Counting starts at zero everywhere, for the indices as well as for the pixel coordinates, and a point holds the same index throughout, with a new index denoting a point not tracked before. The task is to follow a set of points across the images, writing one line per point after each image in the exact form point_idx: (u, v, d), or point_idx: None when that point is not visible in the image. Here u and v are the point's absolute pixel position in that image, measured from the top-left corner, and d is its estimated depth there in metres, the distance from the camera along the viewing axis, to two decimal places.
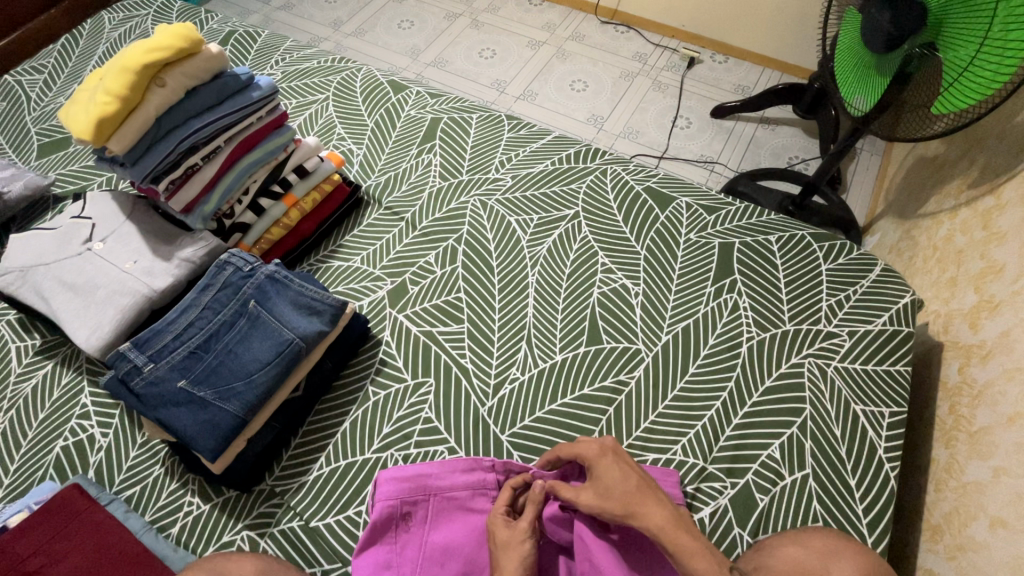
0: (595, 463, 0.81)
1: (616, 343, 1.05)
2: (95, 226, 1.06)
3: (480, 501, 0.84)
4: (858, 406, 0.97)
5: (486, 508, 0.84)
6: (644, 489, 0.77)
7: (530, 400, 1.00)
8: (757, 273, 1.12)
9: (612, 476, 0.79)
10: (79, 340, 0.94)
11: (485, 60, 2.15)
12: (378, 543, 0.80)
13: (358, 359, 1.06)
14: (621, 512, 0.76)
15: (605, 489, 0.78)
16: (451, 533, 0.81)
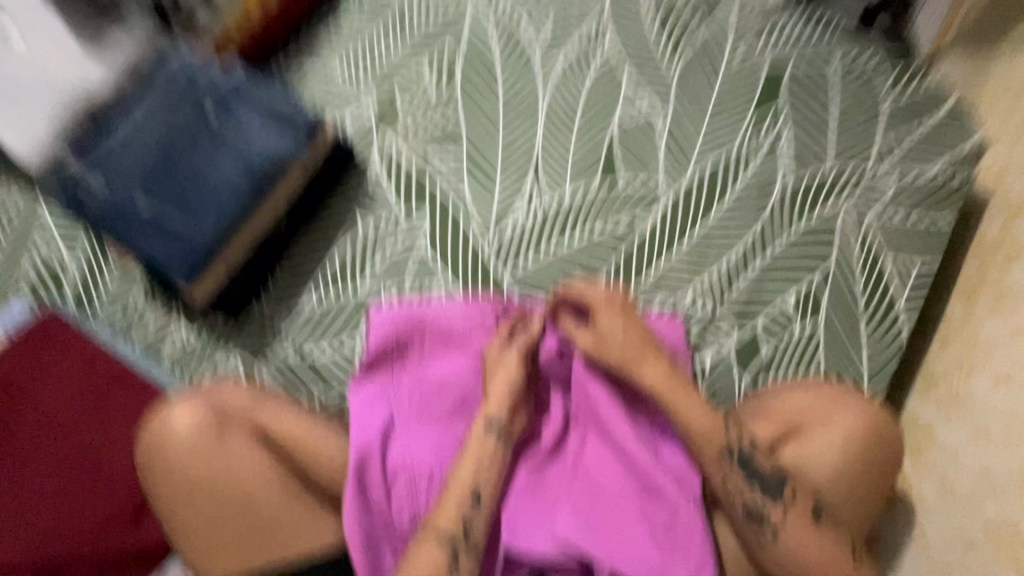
0: (600, 311, 0.75)
1: (634, 183, 0.94)
2: (11, 17, 0.89)
3: (476, 338, 0.81)
4: (886, 260, 0.90)
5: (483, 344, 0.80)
6: (648, 340, 0.73)
7: (534, 241, 0.92)
8: (804, 109, 0.97)
9: (614, 327, 0.73)
10: (33, 160, 0.86)
11: None
12: (374, 374, 0.78)
13: (345, 188, 0.94)
14: (620, 361, 0.73)
15: (605, 338, 0.73)
16: (446, 367, 0.78)
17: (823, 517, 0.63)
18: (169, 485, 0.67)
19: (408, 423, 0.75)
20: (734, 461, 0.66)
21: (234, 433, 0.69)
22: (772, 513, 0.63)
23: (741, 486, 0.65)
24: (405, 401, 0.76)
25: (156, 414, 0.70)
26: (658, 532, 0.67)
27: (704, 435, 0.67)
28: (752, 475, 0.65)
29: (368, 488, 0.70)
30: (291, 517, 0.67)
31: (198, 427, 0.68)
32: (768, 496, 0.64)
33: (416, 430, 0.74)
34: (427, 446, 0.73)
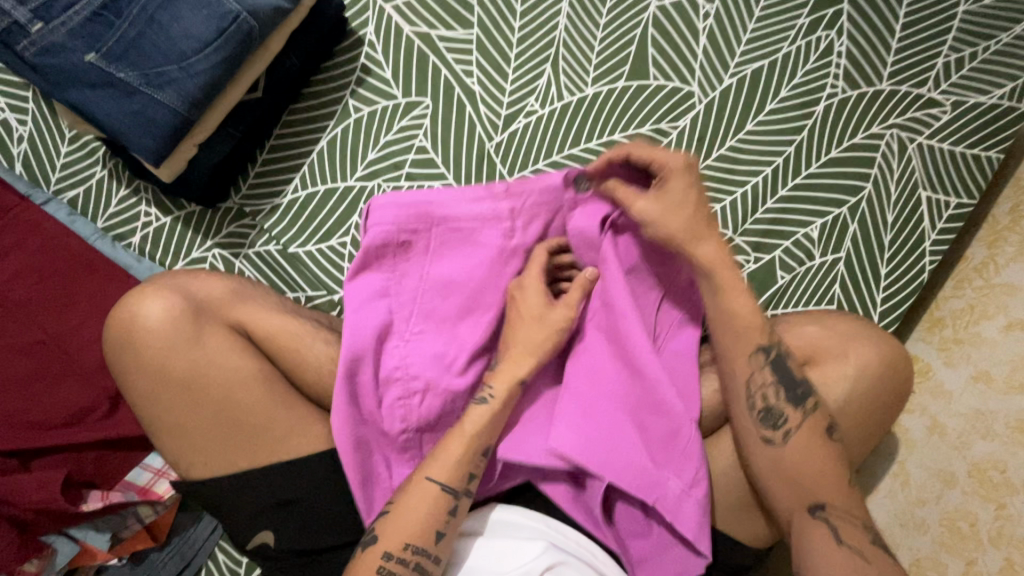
0: (671, 176, 0.65)
1: (663, 82, 0.83)
2: None
3: (490, 234, 0.70)
4: (924, 192, 0.83)
5: (496, 239, 0.70)
6: (707, 216, 0.66)
7: (546, 140, 0.82)
8: (872, 7, 0.83)
9: (684, 195, 0.66)
10: None
11: None
12: (369, 270, 0.69)
13: (335, 62, 0.82)
14: (676, 240, 0.66)
15: (671, 206, 0.65)
16: (453, 265, 0.69)
17: (834, 433, 0.65)
18: (143, 376, 0.63)
19: (409, 324, 0.69)
20: (768, 358, 0.65)
21: (213, 330, 0.64)
22: (790, 416, 0.64)
23: (768, 384, 0.65)
24: (407, 300, 0.69)
25: (124, 304, 0.63)
26: (655, 446, 0.67)
27: (741, 326, 0.66)
28: (782, 373, 0.65)
29: (359, 388, 0.67)
30: (278, 418, 0.64)
31: (174, 319, 0.62)
32: (791, 399, 0.65)
33: (417, 332, 0.68)
34: (428, 347, 0.68)
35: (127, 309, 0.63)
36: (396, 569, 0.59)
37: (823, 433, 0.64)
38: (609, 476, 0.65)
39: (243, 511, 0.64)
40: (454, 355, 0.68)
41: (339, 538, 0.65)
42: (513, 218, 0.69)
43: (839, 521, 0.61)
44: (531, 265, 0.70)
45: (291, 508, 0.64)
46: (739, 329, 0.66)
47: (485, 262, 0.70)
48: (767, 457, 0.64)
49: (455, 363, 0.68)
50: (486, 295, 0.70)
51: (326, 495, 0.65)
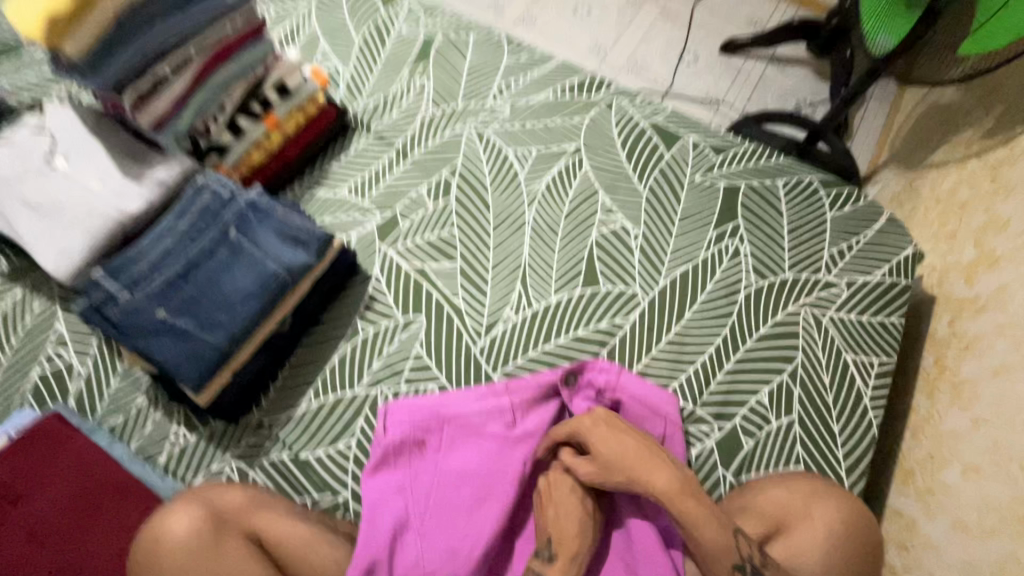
0: (590, 433, 0.82)
1: (611, 287, 1.03)
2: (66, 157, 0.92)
3: (493, 426, 0.87)
4: (849, 355, 0.97)
5: (499, 432, 0.86)
6: (644, 453, 0.79)
7: (523, 339, 0.99)
8: (762, 221, 1.09)
9: (610, 448, 0.80)
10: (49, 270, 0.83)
11: (580, 18, 2.34)
12: (387, 467, 0.85)
13: (347, 293, 1.02)
14: (625, 481, 0.78)
15: (606, 462, 0.79)
16: (463, 458, 0.84)
17: None
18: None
19: (422, 517, 0.80)
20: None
21: (230, 540, 0.69)
22: None
23: None
24: (421, 492, 0.82)
25: (153, 522, 0.70)
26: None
27: (716, 550, 0.72)
28: None
29: None
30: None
31: (198, 532, 0.68)
32: None
33: (431, 526, 0.79)
34: (442, 537, 0.78)
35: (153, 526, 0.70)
36: None
37: None
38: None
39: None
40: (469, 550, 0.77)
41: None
42: (514, 413, 0.88)
43: None
44: (553, 484, 0.82)
45: None
46: (711, 556, 0.72)
47: (490, 453, 0.84)
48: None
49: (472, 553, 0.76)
50: (495, 485, 0.81)
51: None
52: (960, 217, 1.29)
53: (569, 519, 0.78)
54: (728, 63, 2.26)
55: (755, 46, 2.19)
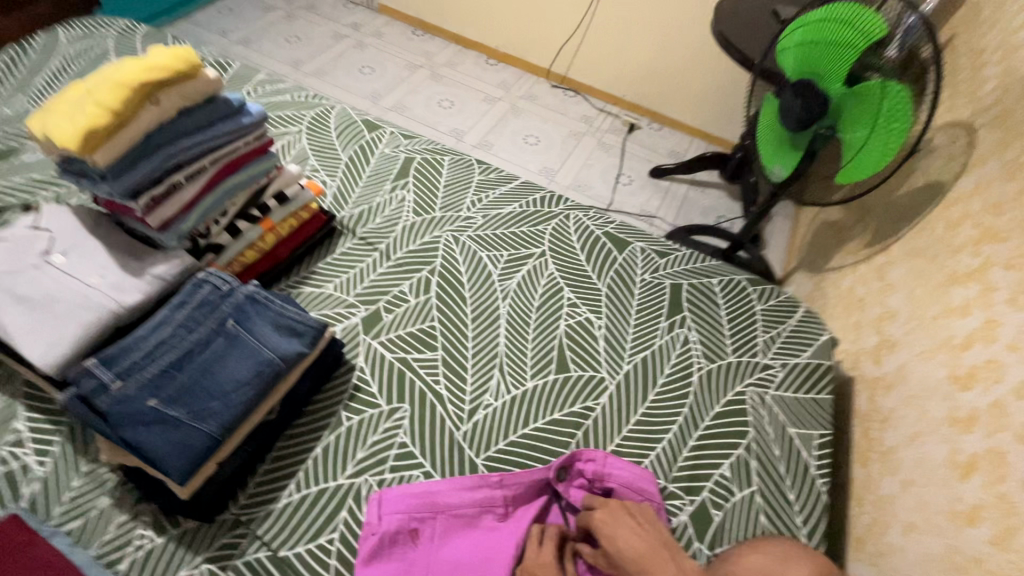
0: (608, 525, 0.86)
1: (582, 372, 1.13)
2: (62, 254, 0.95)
3: (486, 517, 0.92)
4: (791, 428, 1.10)
5: (492, 524, 0.92)
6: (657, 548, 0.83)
7: (503, 424, 1.05)
8: (704, 312, 1.26)
9: (627, 539, 0.83)
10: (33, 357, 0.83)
11: (530, 146, 2.70)
12: (381, 558, 0.86)
13: (332, 384, 1.05)
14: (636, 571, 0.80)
15: (621, 554, 0.82)
16: (456, 549, 0.88)
17: None
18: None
19: None
20: None
21: None
22: None
23: None
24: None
25: None
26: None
27: None
28: None
29: None
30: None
31: None
32: None
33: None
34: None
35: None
36: None
37: None
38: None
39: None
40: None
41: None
42: (505, 505, 0.94)
43: None
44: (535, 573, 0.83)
45: None
46: None
47: (483, 545, 0.89)
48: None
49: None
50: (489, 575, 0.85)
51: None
52: (860, 309, 1.53)
53: None
54: (658, 186, 2.64)
55: (678, 172, 2.59)
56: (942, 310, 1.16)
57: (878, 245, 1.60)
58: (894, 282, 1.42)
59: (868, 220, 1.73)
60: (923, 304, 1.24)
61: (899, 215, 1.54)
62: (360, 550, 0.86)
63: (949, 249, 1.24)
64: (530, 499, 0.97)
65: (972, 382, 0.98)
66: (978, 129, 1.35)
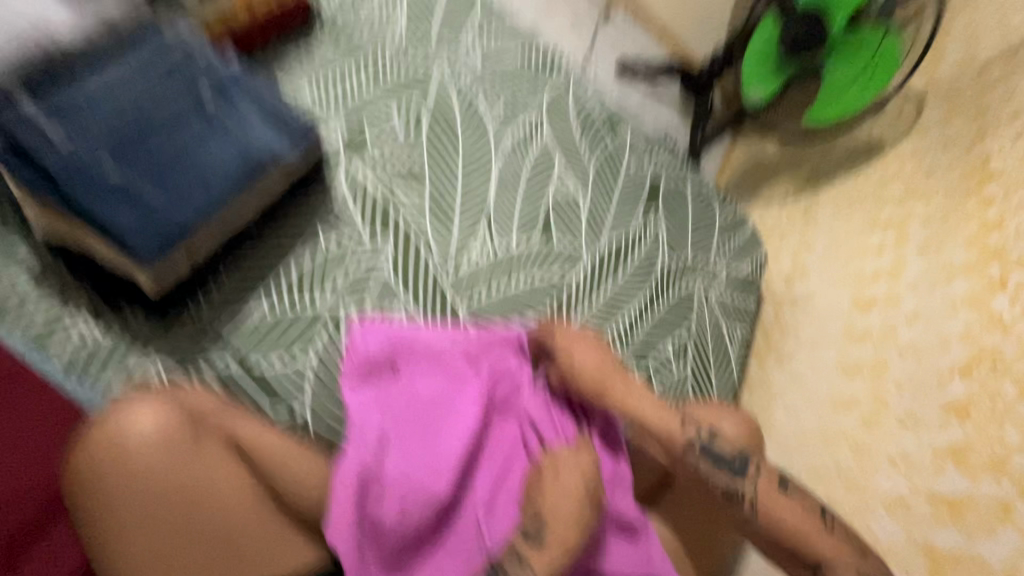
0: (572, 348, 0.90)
1: (563, 242, 1.14)
2: None
3: (461, 359, 0.90)
4: (723, 323, 1.26)
5: (464, 366, 0.90)
6: (607, 366, 0.89)
7: (485, 276, 1.04)
8: (675, 211, 1.32)
9: (586, 357, 0.89)
10: None
11: None
12: (363, 382, 0.85)
13: (311, 202, 0.97)
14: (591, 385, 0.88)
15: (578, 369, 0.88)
16: (431, 385, 0.87)
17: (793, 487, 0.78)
18: (121, 519, 0.66)
19: (398, 437, 0.83)
20: (700, 450, 0.82)
21: (209, 439, 0.72)
22: (745, 488, 0.78)
23: (715, 470, 0.80)
24: (395, 412, 0.84)
25: (106, 418, 0.68)
26: (614, 520, 0.85)
27: (665, 425, 0.84)
28: (719, 457, 0.81)
29: (365, 497, 0.78)
30: (272, 544, 0.73)
31: (164, 426, 0.69)
32: (738, 473, 0.79)
33: (404, 444, 0.82)
34: (415, 454, 0.81)
35: (118, 441, 0.67)
36: None
37: (779, 487, 0.77)
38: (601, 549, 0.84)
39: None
40: (438, 465, 0.81)
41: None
42: (478, 351, 0.91)
43: None
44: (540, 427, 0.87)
45: None
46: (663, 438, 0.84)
47: (453, 382, 0.88)
48: (747, 525, 0.76)
49: (438, 464, 0.81)
50: (456, 406, 0.86)
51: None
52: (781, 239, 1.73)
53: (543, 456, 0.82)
54: None
55: None
56: (858, 249, 1.36)
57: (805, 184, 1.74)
58: (820, 218, 1.60)
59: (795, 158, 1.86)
60: (841, 245, 1.44)
61: (837, 165, 1.71)
62: (343, 373, 0.85)
63: (876, 201, 1.44)
64: (503, 350, 0.93)
65: (871, 307, 1.20)
66: (928, 99, 1.50)
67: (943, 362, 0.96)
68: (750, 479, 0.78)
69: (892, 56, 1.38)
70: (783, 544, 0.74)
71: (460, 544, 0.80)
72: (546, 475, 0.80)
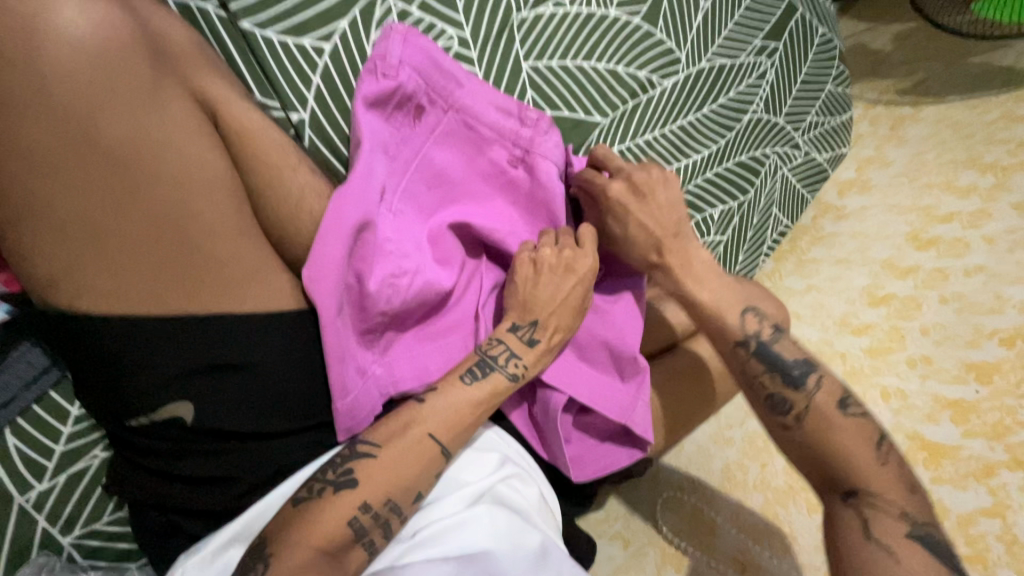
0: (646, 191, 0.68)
1: (665, 39, 0.89)
2: None
3: (499, 149, 0.69)
4: (779, 209, 1.08)
5: (500, 160, 0.69)
6: None
7: (565, 40, 0.80)
8: (792, 57, 1.07)
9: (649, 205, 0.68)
10: None
11: None
12: (380, 112, 0.66)
13: None
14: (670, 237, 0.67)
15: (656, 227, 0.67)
16: (457, 159, 0.69)
17: (850, 405, 0.61)
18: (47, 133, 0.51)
19: (403, 198, 0.66)
20: (749, 349, 0.65)
21: (175, 95, 0.55)
22: (795, 399, 0.62)
23: (761, 373, 0.64)
24: (406, 165, 0.67)
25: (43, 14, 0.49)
26: (609, 348, 0.70)
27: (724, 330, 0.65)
28: (770, 360, 0.64)
29: (358, 247, 0.61)
30: (241, 251, 0.58)
31: (123, 52, 0.53)
32: (790, 382, 0.62)
33: (405, 206, 0.66)
34: (418, 223, 0.66)
35: (40, 21, 0.49)
36: (367, 523, 0.54)
37: (837, 405, 0.61)
38: (569, 380, 0.68)
39: (166, 364, 0.55)
40: (434, 244, 0.67)
41: (296, 422, 0.60)
42: (527, 148, 0.69)
43: (876, 516, 0.56)
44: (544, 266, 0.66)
45: (234, 374, 0.57)
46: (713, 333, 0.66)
47: (482, 172, 0.70)
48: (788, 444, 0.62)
49: (433, 242, 0.66)
50: (473, 199, 0.69)
51: (294, 334, 0.60)
52: None
53: (553, 291, 0.65)
54: None
55: None
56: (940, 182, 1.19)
57: (913, 80, 1.40)
58: (922, 117, 1.32)
59: (920, 43, 1.46)
60: (921, 167, 1.22)
61: None
62: (359, 91, 0.64)
63: (988, 137, 1.24)
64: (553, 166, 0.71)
65: (930, 246, 1.08)
66: None
67: (987, 321, 0.95)
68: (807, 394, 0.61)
69: None
70: (815, 447, 0.60)
71: (451, 343, 0.67)
72: (542, 279, 0.66)
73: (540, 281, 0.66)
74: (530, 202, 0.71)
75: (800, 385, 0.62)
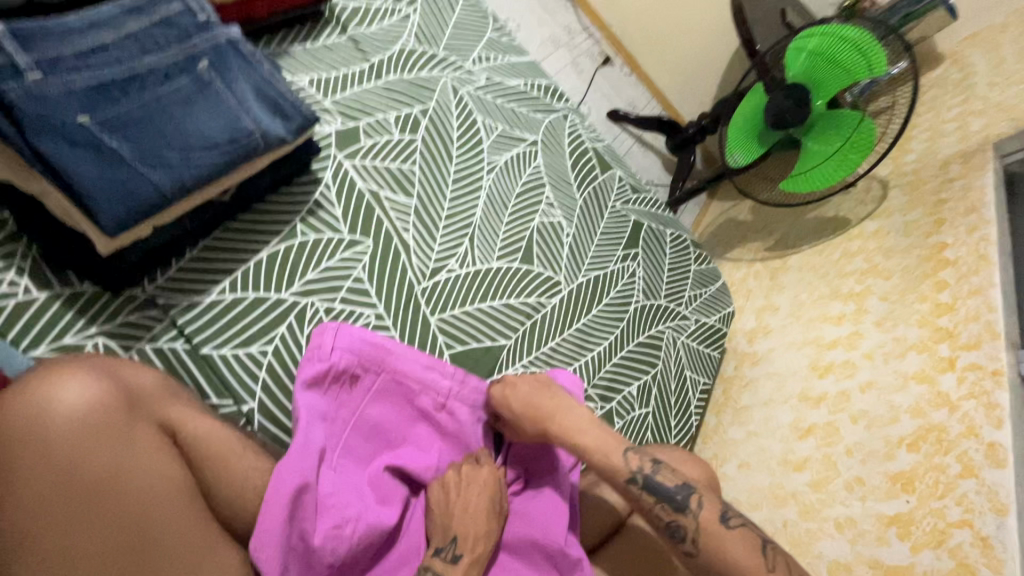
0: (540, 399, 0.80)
1: (543, 271, 1.13)
2: None
3: (426, 398, 0.85)
4: (688, 372, 1.26)
5: (426, 406, 0.85)
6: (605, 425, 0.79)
7: (462, 292, 1.02)
8: (653, 255, 1.34)
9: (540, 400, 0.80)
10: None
11: None
12: (318, 390, 0.81)
13: (292, 189, 0.96)
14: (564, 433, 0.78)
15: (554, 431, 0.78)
16: (386, 411, 0.83)
17: (730, 518, 0.70)
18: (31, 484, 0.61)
19: (341, 456, 0.78)
20: (641, 484, 0.74)
21: (143, 427, 0.69)
22: (687, 525, 0.71)
23: (656, 504, 0.73)
24: (342, 426, 0.80)
25: (39, 396, 0.64)
26: (538, 548, 0.77)
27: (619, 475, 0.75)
28: (661, 493, 0.73)
29: (299, 510, 0.70)
30: (196, 544, 0.67)
31: (97, 407, 0.66)
32: (677, 509, 0.72)
33: (344, 463, 0.78)
34: (356, 475, 0.77)
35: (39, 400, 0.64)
36: None
37: (718, 522, 0.70)
38: None
39: None
40: (374, 488, 0.77)
41: None
42: (447, 397, 0.85)
43: None
44: (465, 491, 0.77)
45: None
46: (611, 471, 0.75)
47: (410, 418, 0.85)
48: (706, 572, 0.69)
49: (373, 489, 0.77)
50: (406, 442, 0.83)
51: None
52: None
53: (472, 510, 0.75)
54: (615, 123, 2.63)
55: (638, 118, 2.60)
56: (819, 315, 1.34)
57: (775, 239, 1.66)
58: (789, 264, 1.56)
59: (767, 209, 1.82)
60: (803, 305, 1.41)
61: None
62: (299, 379, 0.80)
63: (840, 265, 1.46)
64: (472, 406, 0.86)
65: (829, 372, 1.21)
66: (891, 184, 1.46)
67: (893, 431, 1.03)
68: (694, 516, 0.71)
69: (865, 140, 1.29)
70: None
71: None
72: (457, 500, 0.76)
73: (460, 498, 0.76)
74: (452, 435, 0.85)
75: (687, 508, 0.71)
